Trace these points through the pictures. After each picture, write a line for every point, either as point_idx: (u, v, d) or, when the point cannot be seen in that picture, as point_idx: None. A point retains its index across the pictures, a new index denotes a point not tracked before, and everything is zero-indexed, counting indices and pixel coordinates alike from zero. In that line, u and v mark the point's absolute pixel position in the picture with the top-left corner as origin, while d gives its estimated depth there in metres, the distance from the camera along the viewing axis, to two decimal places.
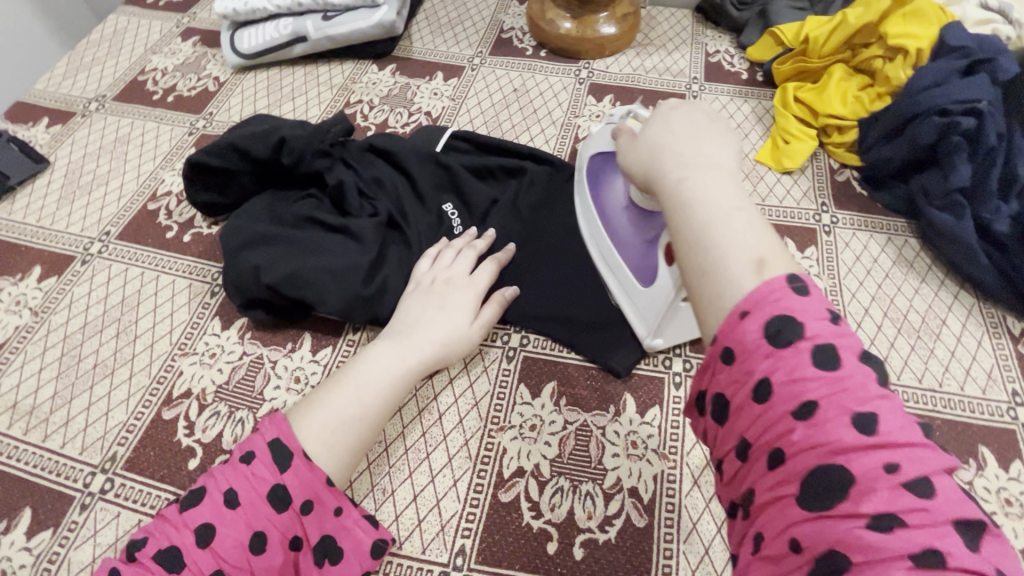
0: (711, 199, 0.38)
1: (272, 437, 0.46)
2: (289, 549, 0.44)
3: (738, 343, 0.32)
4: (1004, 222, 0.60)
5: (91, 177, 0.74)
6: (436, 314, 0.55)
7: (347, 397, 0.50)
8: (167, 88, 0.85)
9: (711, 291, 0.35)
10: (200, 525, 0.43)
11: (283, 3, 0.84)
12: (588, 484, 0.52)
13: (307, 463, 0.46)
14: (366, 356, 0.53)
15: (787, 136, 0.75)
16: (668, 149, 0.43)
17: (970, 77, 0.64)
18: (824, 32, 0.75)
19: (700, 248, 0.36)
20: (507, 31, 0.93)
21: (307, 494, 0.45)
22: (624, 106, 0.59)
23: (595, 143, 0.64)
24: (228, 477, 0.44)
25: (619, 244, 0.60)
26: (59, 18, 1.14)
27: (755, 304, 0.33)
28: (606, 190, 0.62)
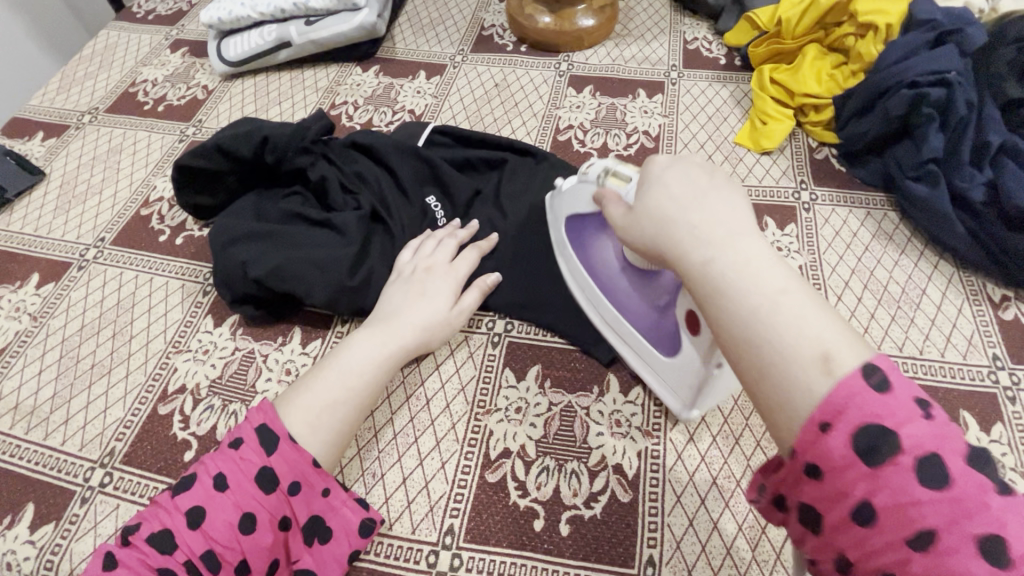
0: (750, 285, 0.35)
1: (260, 423, 0.48)
2: (278, 528, 0.46)
3: (823, 458, 0.30)
4: (979, 189, 0.61)
5: (85, 187, 0.76)
6: (417, 301, 0.57)
7: (329, 382, 0.51)
8: (158, 98, 0.87)
9: (778, 396, 0.32)
10: (191, 508, 0.44)
11: (266, 10, 0.86)
12: (573, 462, 0.53)
13: (293, 447, 0.47)
14: (350, 346, 0.54)
15: (764, 117, 0.76)
16: (685, 226, 0.39)
17: (939, 49, 0.65)
18: (797, 13, 0.76)
19: (752, 347, 0.34)
20: (487, 28, 0.95)
21: (294, 475, 0.47)
22: (597, 162, 0.53)
23: (567, 202, 0.58)
24: (217, 462, 0.46)
25: (627, 310, 0.55)
26: (47, 34, 1.17)
27: (835, 414, 0.30)
28: (596, 254, 0.57)
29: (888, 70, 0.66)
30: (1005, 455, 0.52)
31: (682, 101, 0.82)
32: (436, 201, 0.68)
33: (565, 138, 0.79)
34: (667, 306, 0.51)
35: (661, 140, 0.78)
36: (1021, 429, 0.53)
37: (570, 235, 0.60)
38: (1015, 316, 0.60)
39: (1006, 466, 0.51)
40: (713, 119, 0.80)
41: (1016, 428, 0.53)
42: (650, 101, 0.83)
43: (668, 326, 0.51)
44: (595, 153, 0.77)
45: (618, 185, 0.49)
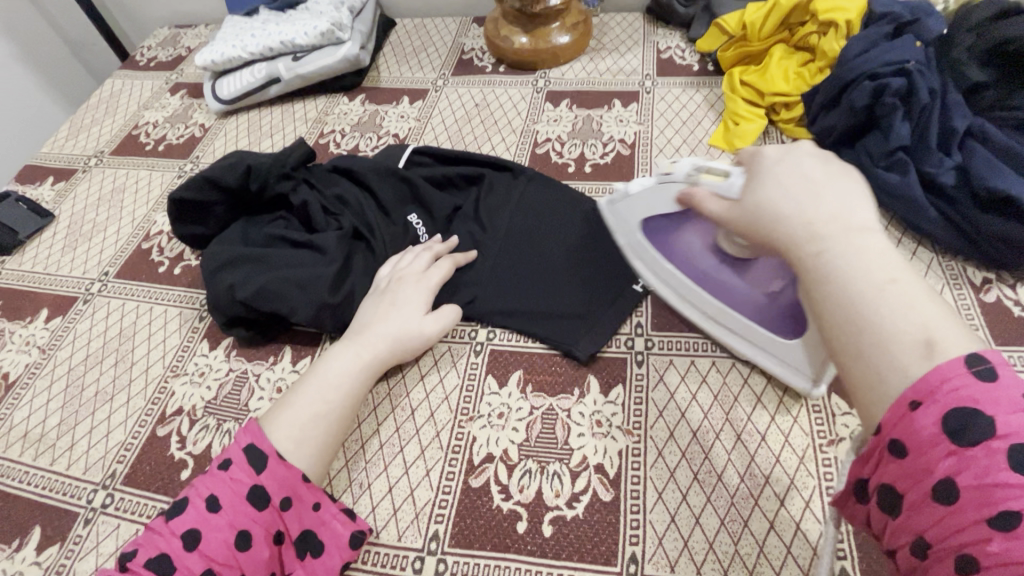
0: (857, 270, 0.33)
1: (247, 443, 0.50)
2: (273, 543, 0.47)
3: (909, 434, 0.29)
4: (948, 174, 0.61)
5: (91, 225, 0.81)
6: (389, 312, 0.59)
7: (310, 398, 0.53)
8: (158, 138, 0.92)
9: (871, 375, 0.31)
10: (186, 530, 0.45)
11: (256, 49, 0.91)
12: (555, 464, 0.54)
13: (283, 461, 0.49)
14: (329, 360, 0.56)
15: (736, 118, 0.77)
16: (794, 215, 0.38)
17: (898, 40, 0.66)
18: (760, 16, 0.78)
19: (848, 330, 0.33)
20: (467, 52, 0.99)
21: (285, 490, 0.49)
22: (687, 161, 0.52)
23: (641, 205, 0.58)
24: (208, 484, 0.47)
25: (734, 299, 0.55)
26: (59, 85, 1.25)
27: (928, 392, 0.29)
28: (682, 251, 0.58)
29: (852, 62, 0.66)
30: None
31: (656, 108, 0.85)
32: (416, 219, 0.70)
33: (543, 151, 0.82)
34: (781, 289, 0.52)
35: (636, 146, 0.80)
36: None
37: (650, 235, 0.59)
38: (997, 299, 0.59)
39: None
40: (687, 124, 0.81)
41: None
42: (626, 110, 0.85)
43: (787, 311, 0.52)
44: (573, 163, 0.79)
45: (716, 181, 0.48)
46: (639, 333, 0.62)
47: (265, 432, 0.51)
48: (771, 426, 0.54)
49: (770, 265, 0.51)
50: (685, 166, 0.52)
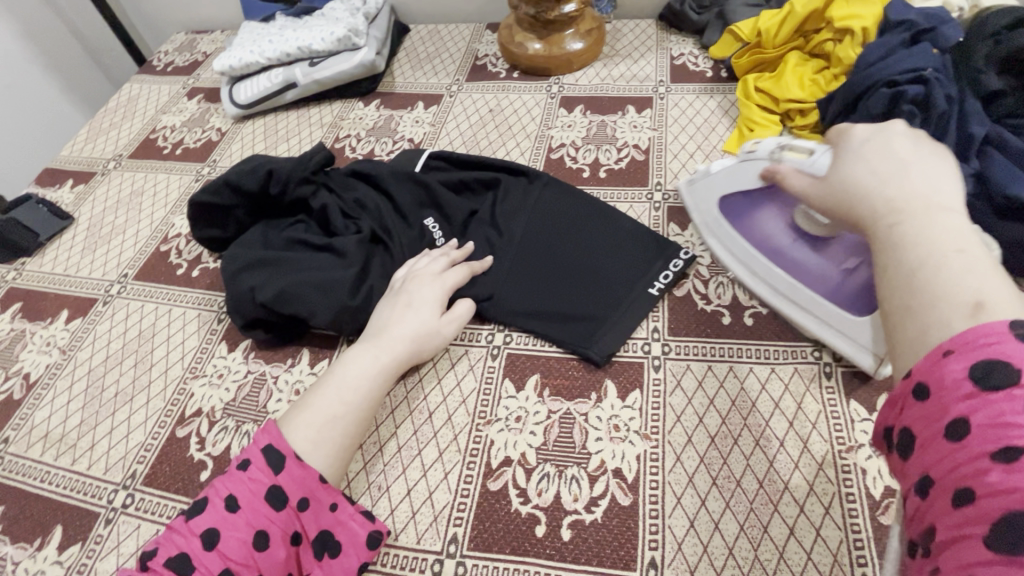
0: (928, 238, 0.33)
1: (265, 443, 0.50)
2: (290, 543, 0.47)
3: (933, 378, 0.28)
4: (967, 181, 0.61)
5: (110, 228, 0.81)
6: (405, 313, 0.59)
7: (328, 399, 0.54)
8: (176, 142, 0.93)
9: (915, 332, 0.31)
10: (205, 530, 0.46)
11: (273, 55, 0.92)
12: (573, 468, 0.54)
13: (300, 462, 0.49)
14: (345, 361, 0.57)
15: (751, 125, 0.77)
16: (875, 186, 0.39)
17: (914, 48, 0.65)
18: (775, 23, 0.79)
19: (904, 288, 0.33)
20: (481, 58, 1.00)
21: (303, 491, 0.49)
22: (770, 140, 0.57)
23: (723, 183, 0.63)
24: (227, 485, 0.48)
25: (808, 275, 0.59)
26: (79, 91, 1.27)
27: (961, 344, 0.28)
28: (761, 229, 0.62)
29: (865, 71, 0.67)
30: None
31: (670, 114, 0.85)
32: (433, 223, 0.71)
33: (558, 156, 0.82)
34: (857, 266, 0.55)
35: (651, 152, 0.80)
36: None
37: (728, 215, 0.65)
38: None
39: None
40: (701, 130, 0.82)
41: None
42: (640, 116, 0.85)
43: (861, 286, 0.55)
44: (588, 168, 0.80)
45: (798, 157, 0.53)
46: (656, 338, 0.62)
47: (285, 432, 0.51)
48: (790, 431, 0.54)
49: (849, 241, 0.55)
50: (766, 145, 0.57)
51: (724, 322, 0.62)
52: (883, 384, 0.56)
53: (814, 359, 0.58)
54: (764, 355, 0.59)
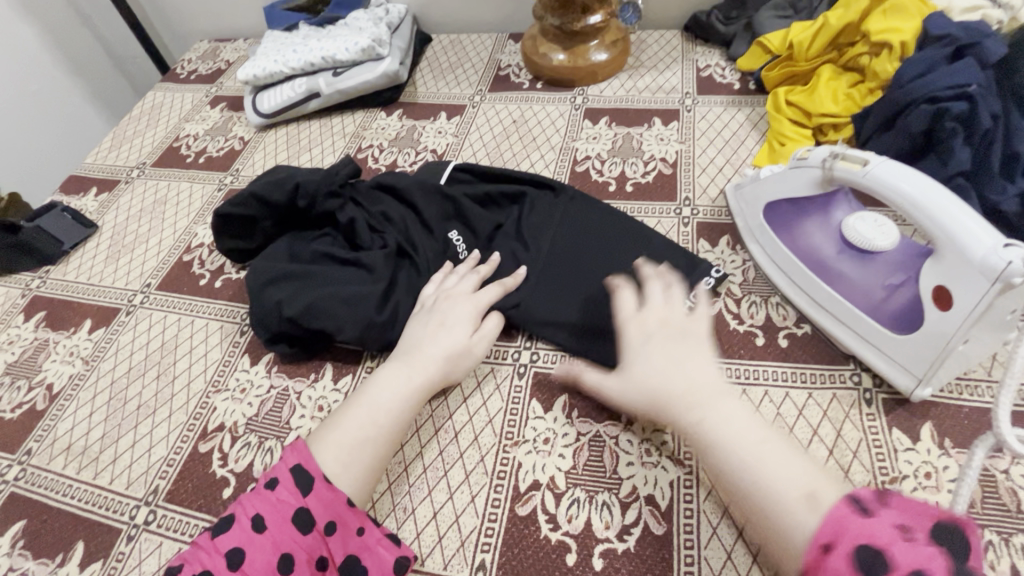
0: (735, 441, 0.42)
1: (294, 462, 0.49)
2: (315, 569, 0.45)
3: (833, 575, 0.34)
4: (1012, 201, 0.60)
5: (133, 237, 0.81)
6: (437, 332, 0.58)
7: (357, 418, 0.53)
8: (199, 150, 0.93)
9: (778, 532, 0.38)
10: (230, 549, 0.45)
11: (297, 65, 0.91)
12: (604, 493, 0.53)
13: (328, 483, 0.48)
14: (376, 380, 0.56)
15: (782, 139, 0.75)
16: (669, 394, 0.46)
17: (958, 63, 0.64)
18: (809, 35, 0.77)
19: (749, 495, 0.40)
20: (504, 68, 0.99)
21: (329, 514, 0.47)
22: (821, 147, 0.57)
23: (773, 187, 0.63)
24: (255, 503, 0.47)
25: (849, 287, 0.57)
26: (103, 98, 1.28)
27: (836, 539, 0.34)
28: (804, 237, 0.61)
29: (906, 87, 0.64)
30: None
31: (697, 126, 0.84)
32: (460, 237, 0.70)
33: (583, 168, 0.81)
34: (900, 283, 0.54)
35: (678, 166, 0.79)
36: None
37: (772, 220, 0.64)
38: None
39: None
40: (730, 143, 0.80)
41: None
42: (666, 128, 0.84)
43: (903, 307, 0.53)
44: (614, 181, 0.78)
45: (851, 168, 0.53)
46: None
47: (314, 452, 0.50)
48: (830, 460, 0.52)
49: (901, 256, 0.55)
50: (819, 152, 0.57)
51: (757, 343, 0.60)
52: (926, 411, 0.54)
53: (853, 385, 0.56)
54: (800, 379, 0.57)
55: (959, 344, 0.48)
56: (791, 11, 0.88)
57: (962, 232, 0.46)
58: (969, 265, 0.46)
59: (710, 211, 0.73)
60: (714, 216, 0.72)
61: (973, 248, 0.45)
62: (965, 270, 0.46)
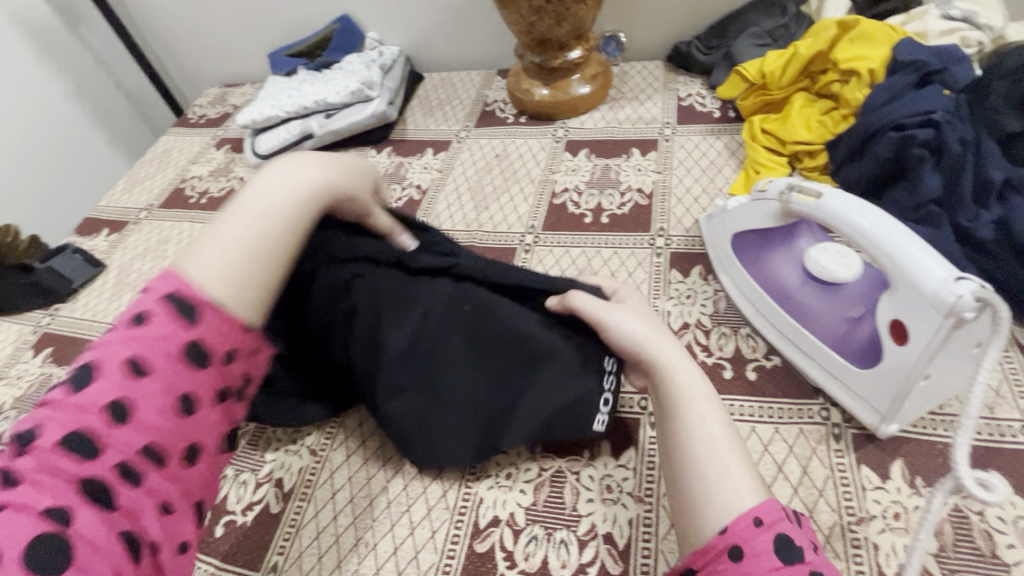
0: (705, 412, 0.46)
1: (168, 291, 0.42)
2: (217, 404, 0.43)
3: (748, 546, 0.38)
4: (987, 228, 0.58)
5: (136, 275, 0.86)
6: (280, 180, 0.50)
7: (242, 237, 0.46)
8: (202, 191, 0.98)
9: (723, 497, 0.41)
10: (106, 405, 0.38)
11: (292, 108, 0.96)
12: (562, 531, 0.52)
13: (158, 285, 0.43)
14: (249, 207, 0.48)
15: (758, 167, 0.75)
16: (658, 350, 0.50)
17: (924, 90, 0.64)
18: (780, 66, 0.78)
19: (706, 456, 0.43)
20: (490, 104, 1.02)
21: (134, 350, 0.40)
22: (781, 179, 0.57)
23: (739, 219, 0.62)
24: (123, 349, 0.40)
25: (815, 319, 0.55)
26: (124, 141, 1.37)
27: (768, 519, 0.39)
28: (770, 270, 0.60)
29: (874, 114, 0.65)
30: None
31: (675, 156, 0.84)
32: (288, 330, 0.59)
33: (560, 201, 0.82)
34: (861, 316, 0.53)
35: (654, 196, 0.80)
36: None
37: (738, 252, 0.63)
38: None
39: None
40: (707, 172, 0.81)
41: None
42: (644, 159, 0.85)
43: (867, 341, 0.52)
44: (590, 214, 0.80)
45: (806, 202, 0.53)
46: None
47: (177, 270, 0.43)
48: (794, 499, 0.51)
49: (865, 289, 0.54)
50: (777, 184, 0.57)
51: (725, 376, 0.60)
52: (898, 447, 0.52)
53: (821, 420, 0.55)
54: (768, 413, 0.56)
55: (919, 380, 0.47)
56: (770, 39, 0.89)
57: (913, 265, 0.45)
58: (921, 299, 0.44)
59: (684, 241, 0.73)
60: (687, 246, 0.73)
61: (925, 280, 0.44)
62: (919, 305, 0.45)
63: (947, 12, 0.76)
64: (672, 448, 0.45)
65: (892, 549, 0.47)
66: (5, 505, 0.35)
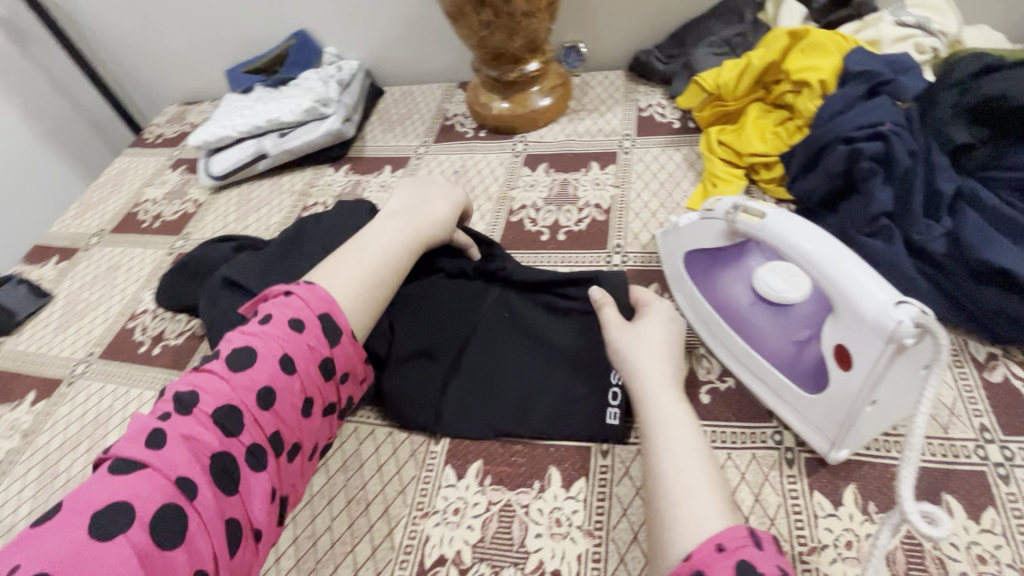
0: (680, 429, 0.46)
1: (320, 310, 0.50)
2: (326, 413, 0.50)
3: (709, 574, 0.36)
4: (938, 241, 0.57)
5: (84, 304, 0.84)
6: (418, 206, 0.65)
7: (366, 253, 0.57)
8: (156, 215, 0.96)
9: (690, 519, 0.40)
10: (259, 389, 0.45)
11: (245, 128, 0.94)
12: (509, 569, 0.50)
13: (310, 299, 0.50)
14: (381, 228, 0.61)
15: (715, 180, 0.74)
16: (642, 365, 0.52)
17: (873, 101, 0.63)
18: (734, 77, 0.77)
19: (677, 473, 0.43)
20: (450, 118, 1.00)
21: (286, 349, 0.47)
22: (726, 199, 0.55)
23: (691, 237, 0.61)
24: (278, 343, 0.47)
25: (765, 340, 0.54)
26: (83, 160, 1.34)
27: (730, 544, 0.37)
28: (721, 290, 0.59)
29: (826, 125, 0.64)
30: (1000, 549, 0.45)
31: (634, 169, 0.83)
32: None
33: (518, 218, 0.81)
34: (808, 338, 0.52)
35: (612, 212, 0.78)
36: (1018, 517, 0.46)
37: (690, 271, 0.62)
38: (1004, 378, 0.54)
39: (1000, 562, 0.44)
40: (665, 185, 0.79)
41: (1013, 515, 0.46)
42: (603, 172, 0.84)
43: (814, 365, 0.51)
44: (547, 231, 0.78)
45: (751, 222, 0.52)
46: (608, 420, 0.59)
47: (325, 290, 0.51)
48: None
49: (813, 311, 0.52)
50: (722, 204, 0.55)
51: None
52: (850, 472, 0.51)
53: (774, 444, 0.54)
54: (720, 438, 0.55)
55: (864, 406, 0.45)
56: (728, 48, 0.88)
57: (853, 289, 0.44)
58: (863, 325, 0.43)
59: (640, 258, 0.72)
60: (644, 263, 0.71)
61: (865, 304, 0.43)
62: (861, 330, 0.43)
63: (900, 18, 0.75)
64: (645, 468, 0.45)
65: None
66: (156, 460, 0.39)
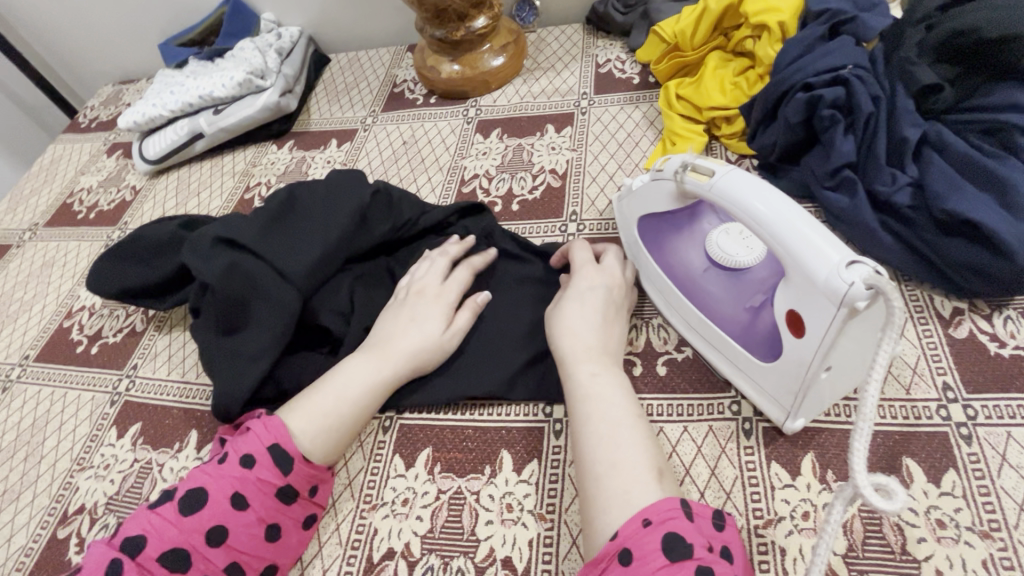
0: (614, 405, 0.46)
1: (271, 442, 0.46)
2: (303, 528, 0.48)
3: (637, 547, 0.37)
4: (903, 192, 0.54)
5: (18, 304, 0.79)
6: (409, 327, 0.56)
7: (321, 403, 0.50)
8: (91, 205, 0.90)
9: (619, 487, 0.41)
10: (211, 526, 0.43)
11: (176, 106, 0.88)
12: (458, 558, 0.49)
13: (262, 432, 0.47)
14: (345, 370, 0.53)
15: (674, 138, 0.69)
16: (581, 340, 0.51)
17: (835, 42, 0.60)
18: (690, 24, 0.72)
19: (609, 446, 0.44)
20: (399, 84, 0.94)
21: (235, 486, 0.45)
22: (676, 157, 0.51)
23: (642, 201, 0.57)
24: (229, 481, 0.45)
25: (718, 309, 0.51)
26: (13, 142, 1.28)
27: (656, 517, 0.38)
28: (675, 256, 0.55)
29: (785, 71, 0.60)
30: (960, 512, 0.43)
31: (591, 130, 0.78)
32: (318, 253, 0.58)
33: (469, 189, 0.76)
34: (762, 305, 0.49)
35: (568, 176, 0.74)
36: (978, 478, 0.44)
37: (644, 237, 0.58)
38: (970, 333, 0.51)
39: (959, 526, 0.43)
40: (624, 146, 0.75)
41: (973, 476, 0.45)
42: (559, 135, 0.79)
43: (770, 330, 0.48)
44: (500, 201, 0.73)
45: (700, 181, 0.48)
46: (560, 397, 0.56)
47: (281, 422, 0.48)
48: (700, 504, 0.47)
49: (765, 276, 0.50)
50: (673, 162, 0.51)
51: (634, 372, 0.56)
52: (809, 440, 0.49)
53: (731, 415, 0.51)
54: (677, 411, 0.53)
55: (820, 372, 0.43)
56: None
57: (806, 247, 0.40)
58: (814, 287, 0.39)
59: (597, 225, 0.68)
60: (600, 231, 0.67)
61: (819, 264, 0.39)
62: (814, 293, 0.40)
63: None
64: (580, 443, 0.45)
65: (800, 553, 0.44)
66: None
